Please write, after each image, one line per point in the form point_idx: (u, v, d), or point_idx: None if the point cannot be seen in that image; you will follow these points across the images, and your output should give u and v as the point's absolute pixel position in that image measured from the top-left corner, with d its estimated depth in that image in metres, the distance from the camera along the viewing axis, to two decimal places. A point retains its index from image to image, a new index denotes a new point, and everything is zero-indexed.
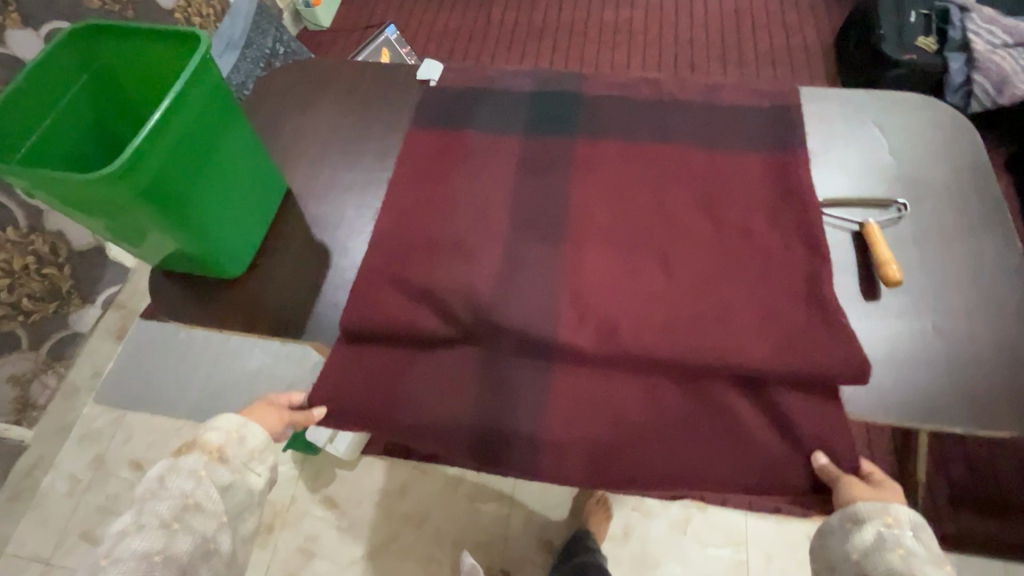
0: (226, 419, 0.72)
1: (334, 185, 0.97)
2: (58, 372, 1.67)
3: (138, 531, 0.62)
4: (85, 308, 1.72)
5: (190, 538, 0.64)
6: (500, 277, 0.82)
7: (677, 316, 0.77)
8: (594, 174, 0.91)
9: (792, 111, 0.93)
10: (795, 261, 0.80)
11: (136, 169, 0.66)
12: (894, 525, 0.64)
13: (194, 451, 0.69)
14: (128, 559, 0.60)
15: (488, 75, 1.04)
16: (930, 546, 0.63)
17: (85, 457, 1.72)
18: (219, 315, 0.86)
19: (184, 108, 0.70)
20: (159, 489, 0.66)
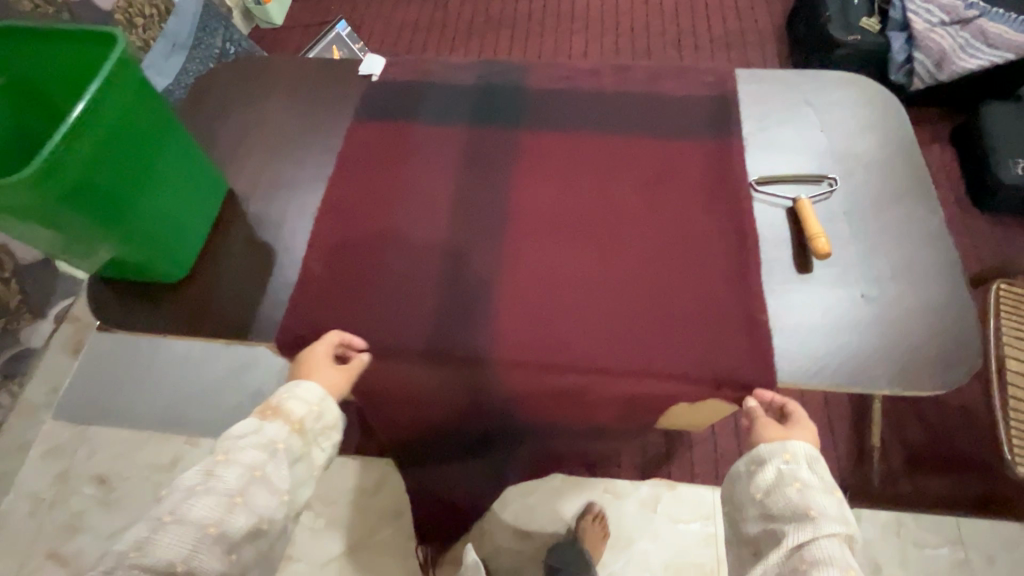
0: (309, 390, 0.77)
1: (278, 184, 0.96)
2: (11, 390, 1.63)
3: (206, 492, 0.66)
4: (33, 321, 1.65)
5: (248, 514, 0.67)
6: (444, 272, 0.85)
7: (614, 302, 0.82)
8: (538, 164, 0.92)
9: (724, 96, 0.97)
10: (725, 241, 0.84)
11: (49, 176, 0.65)
12: (792, 461, 0.72)
13: (276, 419, 0.74)
14: (189, 523, 0.64)
15: (431, 68, 1.05)
16: (824, 476, 0.71)
17: (47, 474, 1.67)
18: (160, 319, 0.85)
19: (100, 111, 0.69)
20: (231, 453, 0.70)
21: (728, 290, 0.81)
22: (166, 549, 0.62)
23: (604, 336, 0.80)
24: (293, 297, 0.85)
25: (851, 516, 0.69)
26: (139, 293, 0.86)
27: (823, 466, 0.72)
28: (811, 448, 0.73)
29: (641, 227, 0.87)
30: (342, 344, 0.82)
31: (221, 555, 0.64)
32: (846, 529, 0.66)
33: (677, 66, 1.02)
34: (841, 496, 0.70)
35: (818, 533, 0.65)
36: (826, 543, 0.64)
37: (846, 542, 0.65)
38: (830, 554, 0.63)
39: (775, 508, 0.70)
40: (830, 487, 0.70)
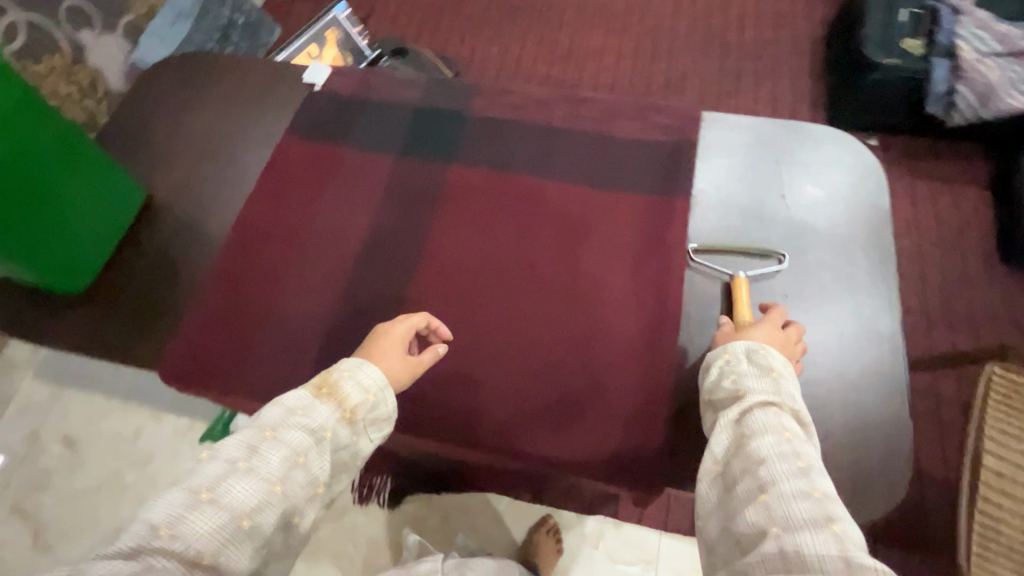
0: (369, 374, 0.65)
1: (197, 197, 0.92)
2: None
3: (246, 474, 0.55)
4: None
5: (284, 507, 0.56)
6: (339, 319, 0.80)
7: (508, 374, 0.76)
8: (461, 207, 0.86)
9: (680, 145, 0.87)
10: (643, 317, 0.77)
11: None
12: (733, 358, 0.66)
13: (328, 401, 0.62)
14: (223, 508, 0.53)
15: (377, 84, 0.98)
16: (763, 359, 0.64)
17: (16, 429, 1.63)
18: (55, 331, 0.83)
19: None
20: (278, 432, 0.58)
21: (633, 375, 0.74)
22: (196, 535, 0.51)
23: (491, 410, 0.75)
24: (184, 323, 0.82)
25: (795, 391, 0.62)
26: (37, 302, 0.85)
27: (769, 353, 0.65)
28: (755, 342, 0.66)
29: (555, 291, 0.80)
30: (219, 386, 0.78)
31: (250, 551, 0.53)
32: (786, 401, 0.61)
33: (638, 104, 0.92)
34: (785, 376, 0.63)
35: (749, 409, 0.60)
36: (760, 415, 0.59)
37: (784, 412, 0.60)
38: (765, 425, 0.58)
39: (715, 400, 0.65)
40: (771, 368, 0.64)
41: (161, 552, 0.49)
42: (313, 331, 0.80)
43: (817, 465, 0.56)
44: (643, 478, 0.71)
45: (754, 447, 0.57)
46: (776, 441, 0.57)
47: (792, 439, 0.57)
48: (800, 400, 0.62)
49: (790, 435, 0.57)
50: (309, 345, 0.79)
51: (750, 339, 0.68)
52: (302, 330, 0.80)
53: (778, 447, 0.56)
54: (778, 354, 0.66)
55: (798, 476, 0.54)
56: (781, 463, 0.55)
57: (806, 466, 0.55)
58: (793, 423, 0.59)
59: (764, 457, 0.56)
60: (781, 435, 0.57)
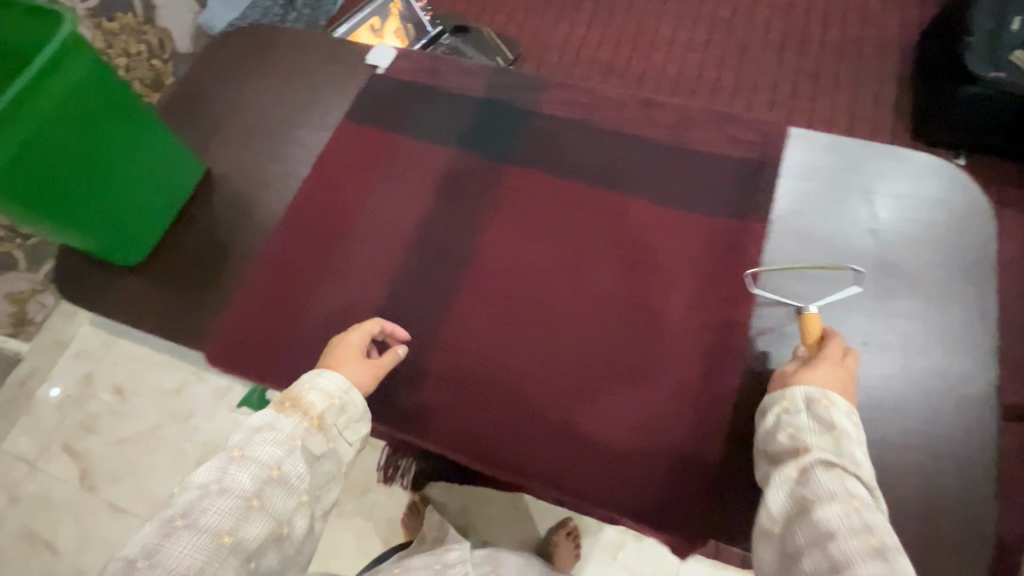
0: (326, 380, 0.66)
1: (251, 177, 0.90)
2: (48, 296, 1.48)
3: (219, 494, 0.55)
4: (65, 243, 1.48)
5: (264, 520, 0.55)
6: (385, 315, 0.78)
7: (550, 395, 0.72)
8: (516, 209, 0.81)
9: (762, 166, 0.80)
10: (703, 351, 0.72)
11: None
12: (791, 408, 0.60)
13: (293, 412, 0.62)
14: (201, 531, 0.53)
15: (442, 71, 0.95)
16: (826, 415, 0.58)
17: (70, 370, 1.61)
18: (110, 302, 0.84)
19: (34, 96, 0.64)
20: (246, 452, 0.58)
21: (685, 411, 0.70)
22: (177, 560, 0.51)
23: (528, 434, 0.71)
24: (233, 309, 0.81)
25: (862, 456, 0.55)
26: (94, 267, 0.86)
27: (833, 408, 0.58)
28: (819, 390, 0.60)
29: (607, 310, 0.75)
30: (256, 373, 0.78)
31: (237, 567, 0.53)
32: (852, 465, 0.54)
33: (715, 111, 0.86)
34: (850, 437, 0.56)
35: (812, 467, 0.53)
36: (823, 476, 0.52)
37: (851, 476, 0.53)
38: (832, 489, 0.51)
39: (771, 452, 0.59)
40: (833, 428, 0.57)
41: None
42: (360, 327, 0.78)
43: (895, 543, 0.47)
44: (689, 528, 0.66)
45: (820, 514, 0.50)
46: (845, 509, 0.49)
47: (862, 508, 0.49)
48: (867, 464, 0.55)
49: (859, 504, 0.50)
50: None
51: (811, 381, 0.61)
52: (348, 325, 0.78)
53: (848, 518, 0.49)
54: (845, 403, 0.59)
55: (873, 557, 0.46)
56: (852, 538, 0.47)
57: (883, 543, 0.47)
58: (863, 489, 0.52)
59: (832, 527, 0.49)
60: (850, 501, 0.50)
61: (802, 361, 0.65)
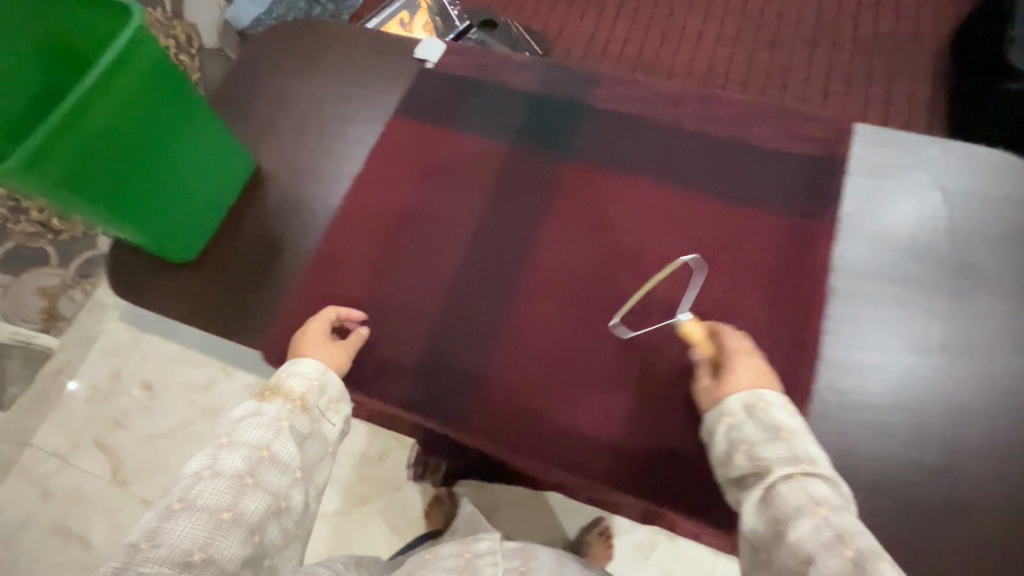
0: (304, 366, 0.69)
1: (303, 172, 0.89)
2: (82, 290, 1.36)
3: (212, 476, 0.57)
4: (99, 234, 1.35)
5: (261, 496, 0.58)
6: (447, 315, 0.77)
7: (618, 399, 0.71)
8: (576, 208, 0.80)
9: (830, 161, 0.78)
10: (777, 351, 0.69)
11: (40, 158, 0.58)
12: (735, 420, 0.60)
13: (276, 398, 0.65)
14: (200, 510, 0.55)
15: (493, 66, 0.93)
16: (767, 419, 0.58)
17: (103, 365, 1.36)
18: (166, 299, 0.84)
19: (107, 89, 0.62)
20: (233, 438, 0.61)
21: None
22: (178, 537, 0.53)
23: (594, 434, 0.70)
24: (290, 306, 0.81)
25: (817, 451, 0.56)
26: (147, 264, 0.85)
27: (769, 408, 0.59)
28: (752, 393, 0.61)
29: (675, 313, 0.73)
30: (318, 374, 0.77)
31: (242, 539, 0.55)
32: (809, 466, 0.54)
33: (778, 108, 0.84)
34: (798, 433, 0.57)
35: (774, 484, 0.54)
36: (785, 491, 0.53)
37: (810, 480, 0.53)
38: (798, 503, 0.51)
39: (737, 475, 0.59)
40: (781, 429, 0.58)
41: (151, 560, 0.51)
42: (420, 325, 0.77)
43: (870, 545, 0.47)
44: None
45: (795, 538, 0.49)
46: (815, 523, 0.49)
47: (828, 514, 0.49)
48: (823, 456, 0.56)
49: (828, 511, 0.50)
50: (415, 338, 0.77)
51: (733, 387, 0.62)
52: (409, 323, 0.78)
53: (819, 532, 0.49)
54: (772, 393, 0.61)
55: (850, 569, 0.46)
56: (829, 558, 0.47)
57: (859, 552, 0.46)
58: (826, 490, 0.52)
59: (810, 551, 0.48)
60: (817, 512, 0.50)
61: (716, 370, 0.66)
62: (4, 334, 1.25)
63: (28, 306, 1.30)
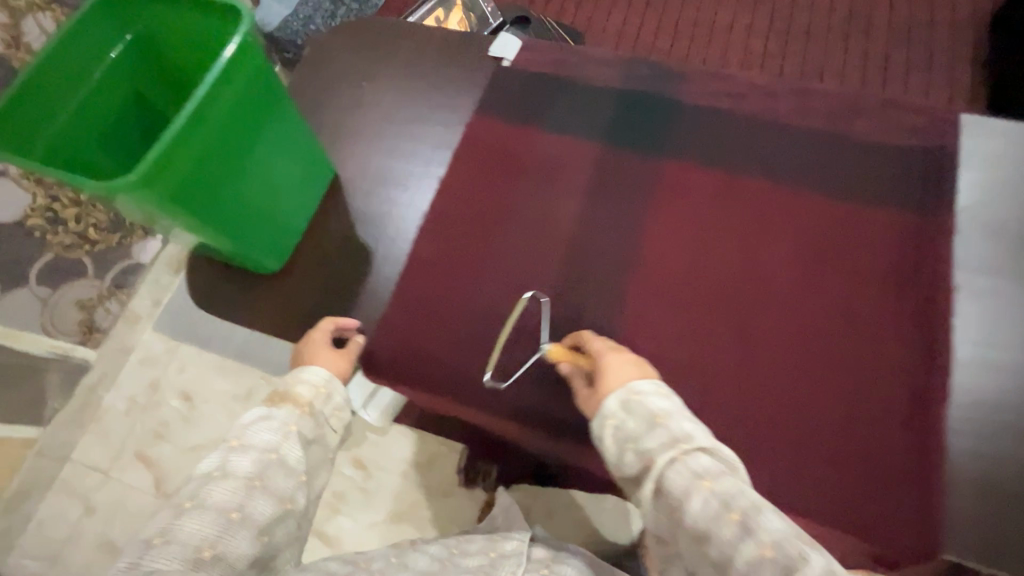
0: (313, 373, 0.68)
1: (383, 176, 0.87)
2: (120, 300, 1.24)
3: (224, 476, 0.56)
4: (141, 240, 1.25)
5: (270, 498, 0.56)
6: (551, 323, 0.75)
7: (741, 406, 0.69)
8: (678, 210, 0.78)
9: (939, 154, 0.76)
10: (900, 352, 0.68)
11: (158, 175, 0.57)
12: (615, 418, 0.57)
13: (284, 404, 0.63)
14: (210, 508, 0.53)
15: (573, 61, 0.91)
16: (642, 407, 0.56)
17: (140, 376, 1.25)
18: (251, 311, 0.81)
19: (218, 99, 0.60)
20: (243, 440, 0.59)
21: (888, 415, 0.66)
22: (191, 533, 0.51)
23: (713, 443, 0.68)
24: (383, 315, 0.78)
25: (690, 425, 0.54)
26: (228, 276, 0.83)
27: (642, 399, 0.57)
28: (624, 390, 0.58)
29: (788, 316, 0.72)
30: (424, 389, 0.75)
31: (251, 539, 0.53)
32: (686, 443, 0.52)
33: (878, 99, 0.81)
34: (673, 413, 0.56)
35: (663, 471, 0.52)
36: (675, 477, 0.51)
37: (691, 455, 0.52)
38: (684, 484, 0.50)
39: (625, 470, 0.56)
40: (654, 414, 0.56)
41: (160, 559, 0.49)
42: (522, 333, 0.75)
43: (755, 504, 0.47)
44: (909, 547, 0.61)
45: (692, 520, 0.48)
46: (705, 499, 0.48)
47: (712, 486, 0.49)
48: (700, 427, 0.55)
49: (711, 483, 0.49)
50: (518, 347, 0.75)
51: (609, 387, 0.59)
52: (509, 331, 0.75)
53: (711, 508, 0.48)
54: (643, 381, 0.59)
55: (744, 540, 0.45)
56: (722, 528, 0.47)
57: (744, 512, 0.47)
58: (710, 462, 0.51)
59: (705, 527, 0.47)
60: (701, 487, 0.49)
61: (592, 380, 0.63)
62: (43, 349, 1.14)
63: (64, 320, 1.16)
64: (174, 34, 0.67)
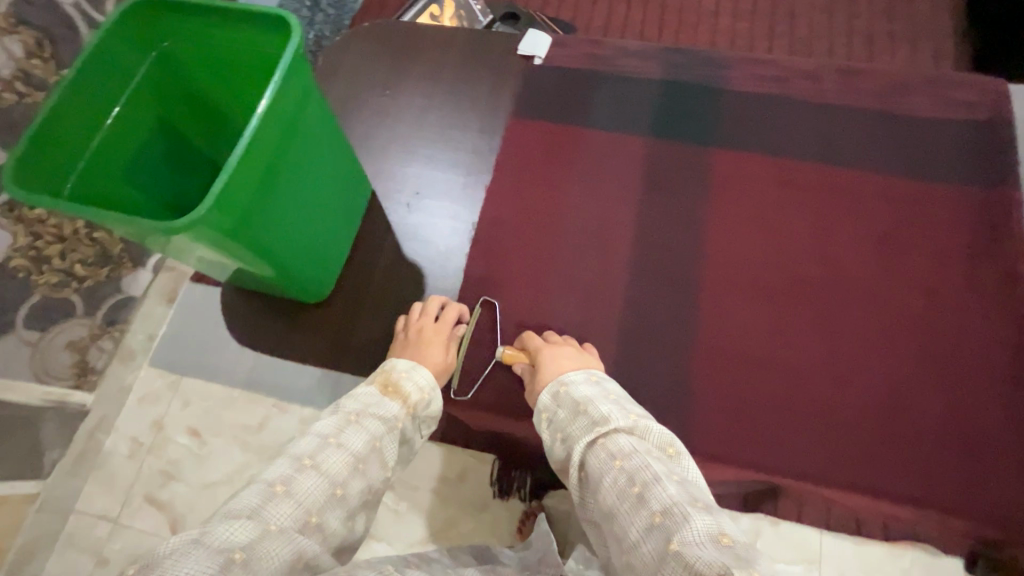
0: (424, 374, 0.63)
1: (424, 189, 0.85)
2: (115, 338, 0.89)
3: (338, 446, 0.52)
4: (132, 272, 0.90)
5: (366, 482, 0.53)
6: (624, 329, 0.72)
7: (834, 395, 0.67)
8: (740, 200, 0.76)
9: (993, 130, 0.76)
10: (981, 329, 0.68)
11: (221, 210, 0.52)
12: (545, 412, 0.58)
13: (395, 399, 0.59)
14: (324, 474, 0.50)
15: (608, 54, 0.87)
16: (568, 395, 0.56)
17: (140, 418, 0.91)
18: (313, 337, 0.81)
19: (278, 118, 0.56)
20: (361, 416, 0.56)
21: (979, 392, 0.65)
22: (306, 494, 0.48)
23: (809, 437, 0.65)
24: None
25: (609, 407, 0.53)
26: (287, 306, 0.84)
27: (570, 388, 0.57)
28: (555, 381, 0.59)
29: (863, 300, 0.70)
30: (504, 411, 0.71)
31: (342, 520, 0.50)
32: (604, 426, 0.51)
33: (923, 75, 0.80)
34: (596, 399, 0.55)
35: (578, 457, 0.51)
36: (589, 459, 0.50)
37: (607, 437, 0.51)
38: (599, 465, 0.49)
39: (557, 462, 0.56)
40: (579, 403, 0.56)
41: (278, 511, 0.45)
42: (596, 341, 0.71)
43: (654, 474, 0.46)
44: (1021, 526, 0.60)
45: (603, 500, 0.47)
46: (614, 477, 0.47)
47: (620, 463, 0.48)
48: (620, 408, 0.53)
49: (622, 461, 0.48)
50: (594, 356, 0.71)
51: (545, 381, 0.60)
52: (582, 340, 0.72)
53: (618, 485, 0.47)
54: (575, 371, 0.59)
55: (638, 511, 0.44)
56: (621, 505, 0.46)
57: (644, 483, 0.45)
58: (626, 441, 0.50)
59: (613, 505, 0.46)
60: (613, 465, 0.48)
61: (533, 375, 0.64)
62: (37, 397, 0.80)
63: (57, 363, 0.82)
64: (198, 52, 0.62)
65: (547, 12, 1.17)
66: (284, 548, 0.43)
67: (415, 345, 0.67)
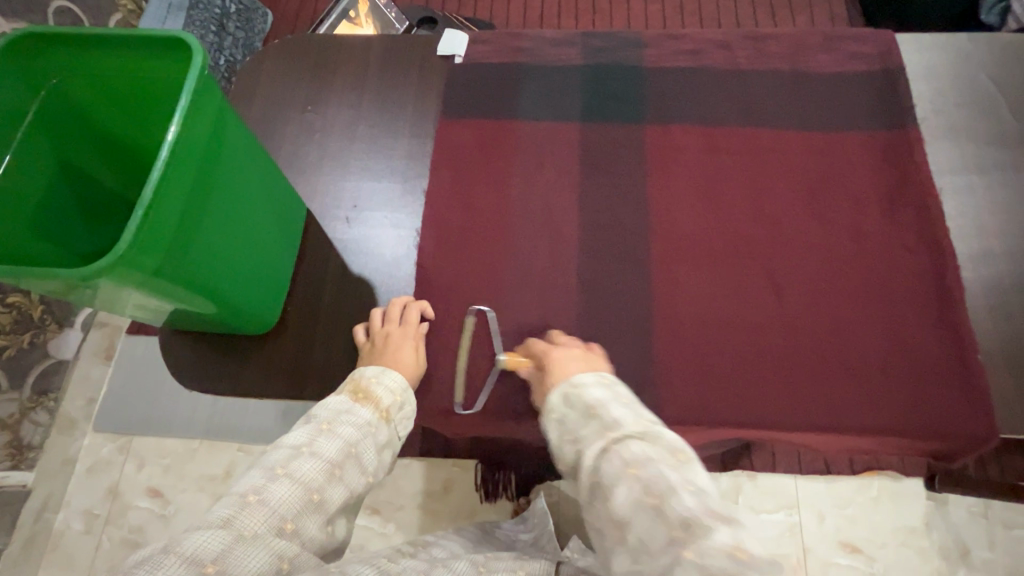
0: (393, 377, 0.61)
1: (362, 202, 0.83)
2: (50, 407, 0.82)
3: (312, 454, 0.50)
4: (59, 333, 0.83)
5: (344, 489, 0.50)
6: (582, 311, 0.72)
7: (789, 342, 0.70)
8: (673, 171, 0.79)
9: (889, 77, 0.81)
10: (906, 258, 0.72)
11: (145, 242, 0.49)
12: (554, 411, 0.51)
13: (367, 404, 0.56)
14: (298, 480, 0.47)
15: (527, 43, 0.87)
16: (580, 397, 0.50)
17: (92, 489, 0.85)
18: (267, 362, 0.77)
19: (193, 143, 0.53)
20: (333, 424, 0.53)
21: (916, 314, 0.70)
22: (280, 500, 0.45)
23: (773, 386, 0.68)
24: None
25: (622, 410, 0.48)
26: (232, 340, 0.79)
27: (581, 388, 0.51)
28: (565, 383, 0.52)
29: (801, 249, 0.74)
30: (477, 412, 0.69)
31: (321, 527, 0.47)
32: (615, 430, 0.46)
33: (825, 33, 0.85)
34: (607, 401, 0.49)
35: (587, 462, 0.45)
36: (603, 467, 0.44)
37: (623, 444, 0.45)
38: (613, 475, 0.43)
39: (561, 464, 0.50)
40: (590, 404, 0.49)
41: (251, 518, 0.43)
42: (556, 327, 0.72)
43: (670, 485, 0.41)
44: (977, 433, 0.64)
45: (615, 512, 0.42)
46: (631, 490, 0.42)
47: (638, 475, 0.42)
48: (633, 412, 0.48)
49: (637, 471, 0.43)
50: None
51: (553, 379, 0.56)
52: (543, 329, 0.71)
53: (636, 499, 0.41)
54: (585, 372, 0.54)
55: (661, 529, 0.40)
56: (640, 521, 0.41)
57: (662, 497, 0.41)
58: (642, 448, 0.44)
59: (627, 520, 0.41)
60: (629, 475, 0.43)
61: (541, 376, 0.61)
62: None
63: None
64: (93, 88, 0.58)
65: (461, 11, 1.17)
66: (259, 555, 0.42)
67: (383, 351, 0.66)
